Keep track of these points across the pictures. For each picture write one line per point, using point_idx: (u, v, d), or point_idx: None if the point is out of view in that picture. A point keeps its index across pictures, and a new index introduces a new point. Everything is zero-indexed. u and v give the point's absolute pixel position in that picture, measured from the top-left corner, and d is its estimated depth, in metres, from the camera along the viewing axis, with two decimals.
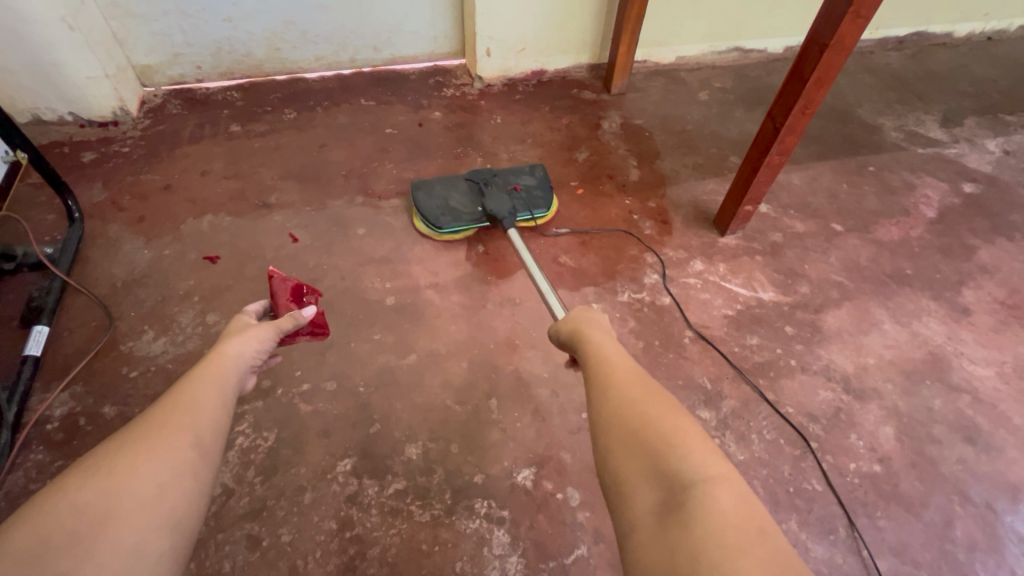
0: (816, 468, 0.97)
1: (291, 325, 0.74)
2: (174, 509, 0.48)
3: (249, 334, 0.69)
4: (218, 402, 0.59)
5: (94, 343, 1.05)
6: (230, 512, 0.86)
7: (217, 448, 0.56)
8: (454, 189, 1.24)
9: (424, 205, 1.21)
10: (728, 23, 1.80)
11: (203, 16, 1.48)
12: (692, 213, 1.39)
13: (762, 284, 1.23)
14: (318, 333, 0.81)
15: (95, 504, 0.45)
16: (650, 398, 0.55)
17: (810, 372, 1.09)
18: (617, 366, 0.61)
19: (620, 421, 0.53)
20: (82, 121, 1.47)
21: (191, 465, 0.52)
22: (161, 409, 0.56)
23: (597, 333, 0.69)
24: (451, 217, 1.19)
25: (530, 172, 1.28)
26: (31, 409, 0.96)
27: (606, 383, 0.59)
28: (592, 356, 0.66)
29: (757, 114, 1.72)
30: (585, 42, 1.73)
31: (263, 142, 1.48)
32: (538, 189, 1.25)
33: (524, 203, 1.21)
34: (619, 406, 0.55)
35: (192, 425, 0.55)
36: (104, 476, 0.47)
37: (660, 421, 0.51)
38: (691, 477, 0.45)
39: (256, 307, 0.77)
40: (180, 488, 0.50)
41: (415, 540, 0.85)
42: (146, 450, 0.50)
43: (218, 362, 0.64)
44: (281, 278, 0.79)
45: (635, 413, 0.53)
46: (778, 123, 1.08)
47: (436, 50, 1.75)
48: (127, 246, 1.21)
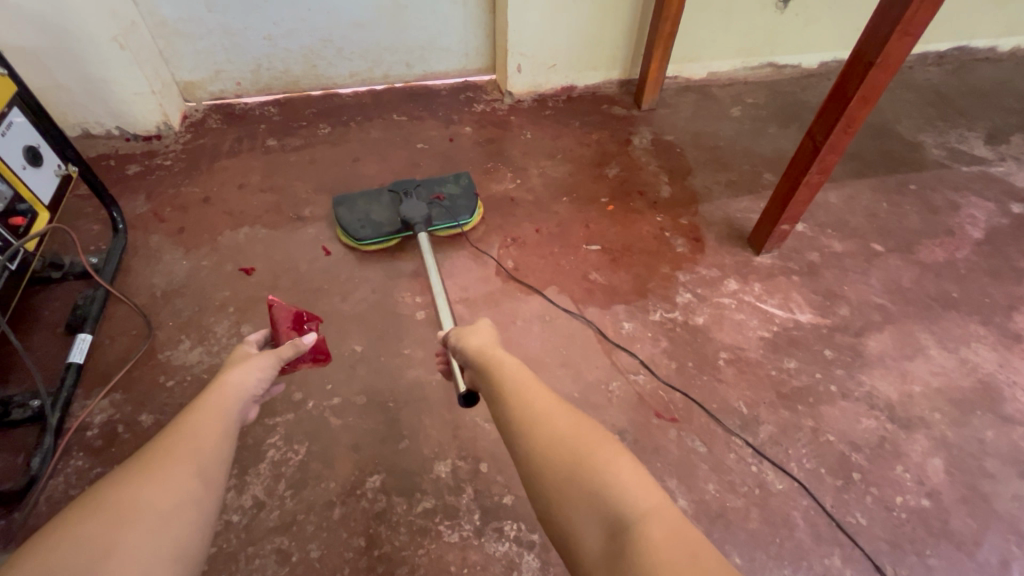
0: (859, 500, 0.92)
1: (292, 353, 0.73)
2: (177, 539, 0.48)
3: (252, 363, 0.68)
4: (222, 431, 0.59)
5: (134, 351, 1.08)
6: (260, 525, 0.86)
7: (221, 477, 0.56)
8: (377, 202, 1.28)
9: (346, 219, 1.24)
10: (761, 39, 1.78)
11: (245, 34, 1.53)
12: (725, 230, 1.36)
13: (799, 305, 1.20)
14: (319, 359, 0.81)
15: (98, 536, 0.45)
16: (572, 428, 0.55)
17: (852, 399, 1.04)
18: (534, 397, 0.60)
19: (545, 458, 0.52)
20: (128, 135, 1.52)
21: (193, 496, 0.52)
22: (165, 438, 0.56)
23: (512, 361, 0.67)
24: (371, 228, 1.22)
25: (453, 181, 1.32)
26: (73, 416, 0.99)
27: (523, 412, 0.58)
28: (501, 381, 0.64)
29: (791, 130, 1.69)
30: (615, 58, 1.73)
31: (298, 156, 1.51)
32: (461, 197, 1.29)
33: (444, 212, 1.25)
34: (539, 441, 0.54)
35: (196, 454, 0.55)
36: (107, 509, 0.47)
37: (579, 452, 0.51)
38: (630, 516, 0.45)
39: (258, 335, 0.78)
40: (183, 518, 0.50)
41: (443, 561, 0.83)
42: (151, 483, 0.50)
43: (221, 392, 0.63)
44: (281, 305, 0.79)
45: (559, 449, 0.52)
46: (819, 142, 1.06)
47: (468, 66, 1.77)
48: (167, 256, 1.24)
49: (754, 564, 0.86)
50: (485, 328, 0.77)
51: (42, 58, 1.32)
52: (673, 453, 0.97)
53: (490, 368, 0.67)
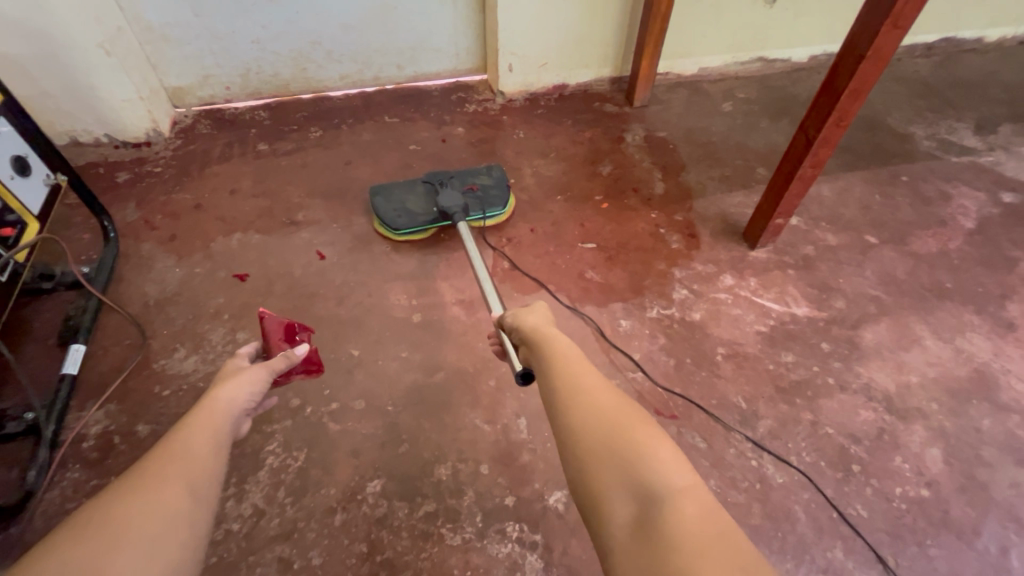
0: (859, 492, 0.93)
1: (284, 365, 0.72)
2: (171, 558, 0.47)
3: (243, 376, 0.67)
4: (214, 446, 0.58)
5: (127, 362, 1.06)
6: (261, 533, 0.85)
7: (214, 493, 0.55)
8: (412, 192, 1.27)
9: (382, 208, 1.24)
10: (751, 34, 1.79)
11: (232, 38, 1.52)
12: (720, 226, 1.36)
13: (796, 299, 1.20)
14: (312, 370, 0.81)
15: (88, 557, 0.43)
16: (617, 403, 0.55)
17: (850, 391, 1.05)
18: (575, 368, 0.61)
19: (586, 425, 0.52)
20: (116, 143, 1.51)
21: (185, 512, 0.50)
22: (156, 456, 0.54)
23: (558, 334, 0.68)
24: (408, 218, 1.23)
25: (486, 172, 1.31)
26: (67, 428, 0.97)
27: (570, 382, 0.58)
28: (550, 355, 0.65)
29: (783, 124, 1.70)
30: (607, 55, 1.73)
31: (290, 160, 1.50)
32: (494, 188, 1.29)
33: (477, 203, 1.26)
34: (583, 410, 0.54)
35: (187, 470, 0.54)
36: (100, 528, 0.46)
37: (620, 427, 0.51)
38: (663, 492, 0.46)
39: (250, 348, 0.77)
40: (175, 535, 0.48)
41: (446, 565, 0.83)
42: (142, 502, 0.49)
43: (213, 408, 0.62)
44: (273, 318, 0.79)
45: (601, 419, 0.53)
46: (811, 135, 1.06)
47: (459, 66, 1.76)
48: (160, 265, 1.23)
49: None
50: (543, 309, 0.77)
51: (27, 65, 1.30)
52: None
53: (542, 342, 0.68)
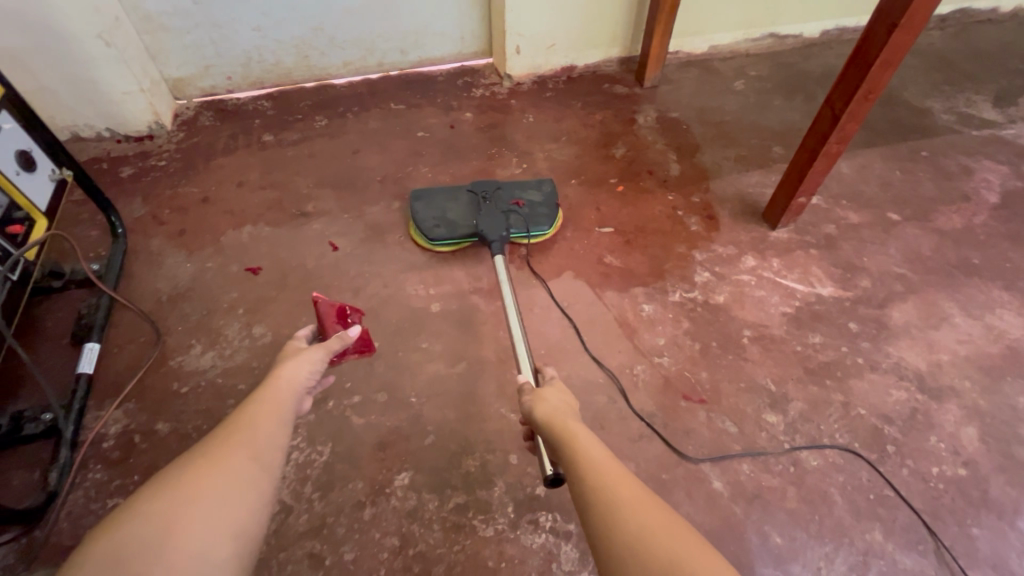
0: (896, 473, 0.91)
1: (339, 345, 0.70)
2: (239, 517, 0.47)
3: (303, 357, 0.66)
4: (280, 419, 0.58)
5: (144, 359, 1.04)
6: (290, 530, 0.84)
7: (280, 463, 0.54)
8: (455, 200, 1.21)
9: (420, 214, 1.19)
10: (762, 9, 1.74)
11: (233, 26, 1.48)
12: (739, 206, 1.33)
13: (820, 279, 1.18)
14: (365, 351, 0.80)
15: (162, 514, 0.44)
16: (662, 521, 0.49)
17: (880, 371, 1.03)
18: (612, 477, 0.54)
19: (634, 556, 0.46)
20: (119, 137, 1.47)
21: (251, 476, 0.50)
22: (225, 428, 0.55)
23: (584, 430, 0.62)
24: (446, 228, 1.16)
25: (536, 188, 1.24)
26: (87, 428, 0.96)
27: (605, 499, 0.52)
28: (575, 457, 0.59)
29: (797, 101, 1.66)
30: (616, 35, 1.68)
31: (297, 150, 1.47)
32: (542, 206, 1.22)
33: (522, 220, 1.18)
34: (627, 537, 0.48)
35: (252, 440, 0.53)
36: (173, 491, 0.46)
37: (673, 556, 0.45)
38: None
39: (306, 331, 0.75)
40: (240, 498, 0.48)
41: (480, 557, 0.82)
42: (210, 468, 0.49)
43: (275, 387, 0.61)
44: (326, 302, 0.77)
45: (649, 548, 0.46)
46: (838, 110, 1.03)
47: (464, 50, 1.72)
48: (170, 260, 1.21)
49: (795, 542, 0.85)
50: (554, 393, 0.72)
51: (25, 59, 1.27)
52: (703, 435, 0.95)
53: (563, 438, 0.62)
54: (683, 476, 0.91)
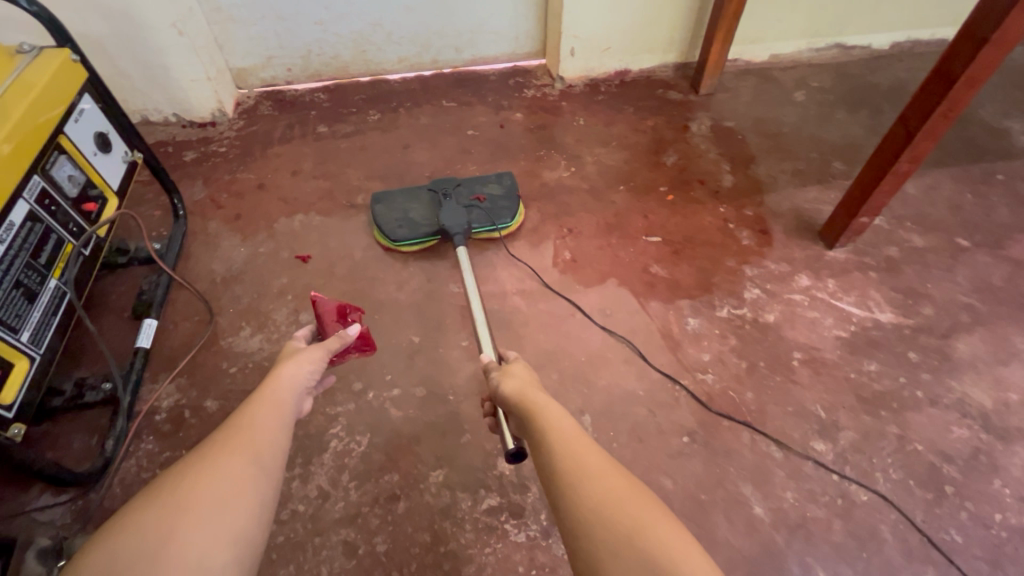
0: (953, 516, 0.86)
1: (337, 346, 0.71)
2: (238, 521, 0.47)
3: (302, 356, 0.67)
4: (279, 420, 0.58)
5: (197, 337, 1.09)
6: (327, 516, 0.86)
7: (280, 464, 0.54)
8: (415, 200, 1.22)
9: (382, 217, 1.19)
10: (830, 18, 1.68)
11: (297, 19, 1.52)
12: (794, 222, 1.29)
13: (879, 304, 1.12)
14: (366, 349, 0.80)
15: (159, 521, 0.44)
16: (623, 488, 0.49)
17: (940, 406, 0.97)
18: (577, 444, 0.55)
19: (594, 519, 0.46)
20: (184, 122, 1.54)
21: (251, 480, 0.50)
22: (224, 429, 0.55)
23: (551, 402, 0.62)
24: (408, 229, 1.16)
25: (495, 182, 1.25)
26: (142, 399, 1.00)
27: (567, 466, 0.52)
28: (543, 429, 0.59)
29: (862, 115, 1.58)
30: (673, 39, 1.65)
31: (349, 142, 1.50)
32: (502, 199, 1.23)
33: (484, 215, 1.19)
34: (587, 501, 0.48)
35: (251, 441, 0.53)
36: (168, 497, 0.46)
37: (634, 521, 0.46)
38: None
39: (304, 331, 0.77)
40: (240, 500, 0.48)
41: (511, 561, 0.82)
42: (207, 471, 0.49)
43: (275, 386, 0.62)
44: (325, 301, 0.78)
45: (610, 511, 0.47)
46: (913, 127, 0.98)
47: (517, 50, 1.72)
48: (225, 243, 1.25)
49: None
50: (521, 369, 0.72)
51: (105, 45, 1.33)
52: (746, 457, 0.92)
53: (532, 412, 0.62)
54: (723, 498, 0.88)
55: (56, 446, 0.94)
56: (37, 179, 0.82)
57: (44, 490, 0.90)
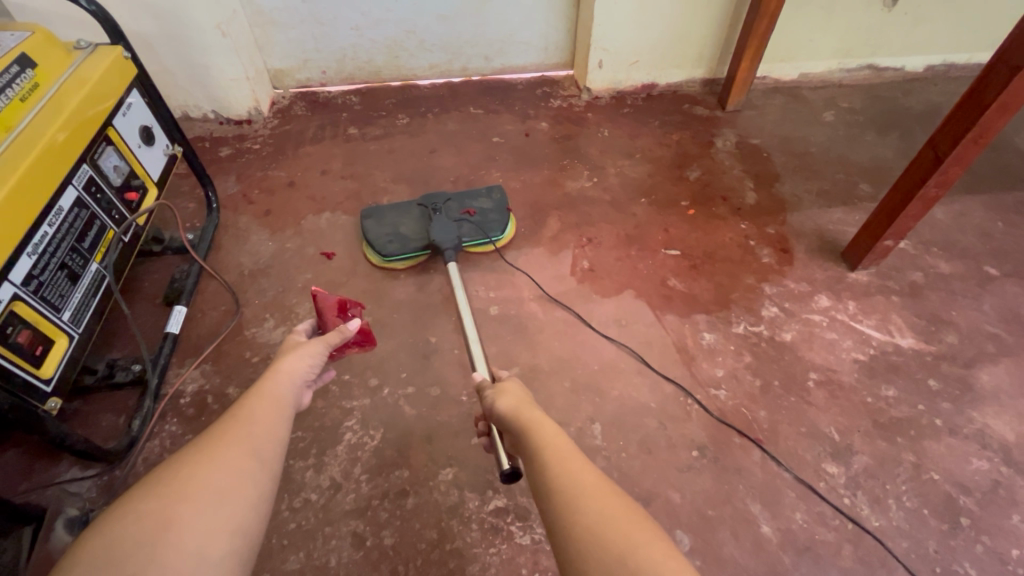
0: (968, 548, 0.84)
1: (337, 339, 0.73)
2: (236, 512, 0.49)
3: (303, 350, 0.69)
4: (277, 414, 0.60)
5: (223, 326, 1.12)
6: (338, 506, 0.88)
7: (278, 456, 0.56)
8: (405, 215, 1.22)
9: (372, 232, 1.19)
10: (863, 39, 1.67)
11: (334, 24, 1.57)
12: (817, 242, 1.28)
13: (900, 329, 1.11)
14: (366, 343, 0.82)
15: (158, 510, 0.46)
16: (617, 509, 0.50)
17: (960, 436, 0.96)
18: (572, 466, 0.55)
19: (588, 546, 0.47)
20: (222, 119, 1.60)
21: (248, 472, 0.52)
22: (225, 421, 0.57)
23: (546, 422, 0.63)
24: (399, 244, 1.17)
25: (486, 196, 1.26)
26: (168, 383, 1.04)
27: (562, 488, 0.53)
28: (538, 448, 0.60)
29: (892, 137, 1.57)
30: (702, 55, 1.66)
31: (378, 145, 1.54)
32: (493, 211, 1.24)
33: (475, 230, 1.20)
34: (580, 522, 0.49)
35: (249, 435, 0.56)
36: (168, 487, 0.48)
37: (626, 540, 0.46)
38: None
39: (306, 326, 0.79)
40: (239, 493, 0.50)
41: (515, 563, 0.82)
42: (205, 464, 0.51)
43: (275, 378, 0.65)
44: (325, 295, 0.79)
45: (603, 532, 0.47)
46: (942, 152, 0.97)
47: (546, 60, 1.75)
48: (255, 237, 1.29)
49: None
50: (515, 386, 0.73)
51: (153, 43, 1.40)
52: (756, 475, 0.92)
53: (527, 431, 0.63)
54: (731, 515, 0.88)
55: (86, 423, 0.98)
56: (86, 168, 0.87)
57: (72, 464, 0.94)
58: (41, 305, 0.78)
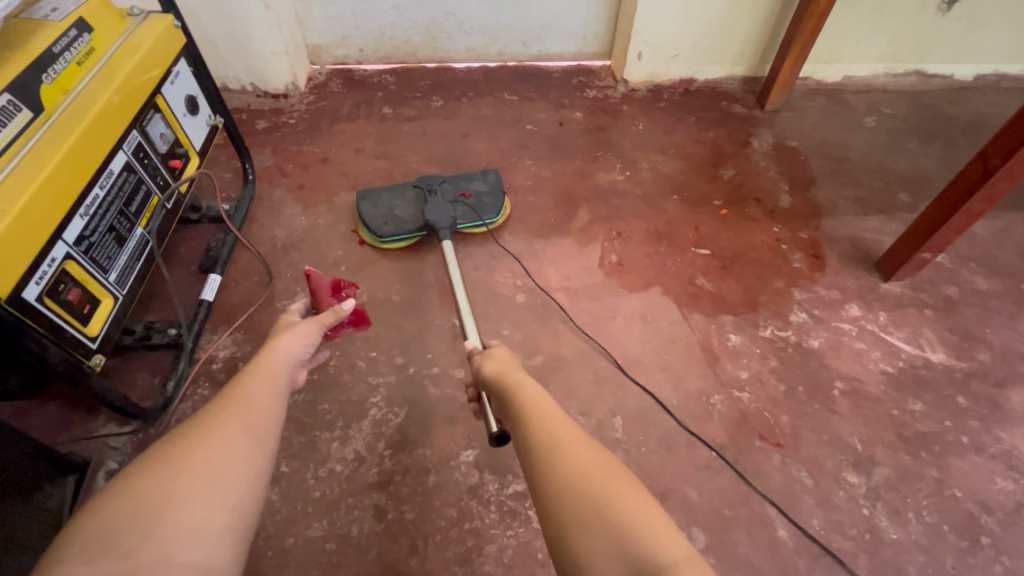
0: (986, 567, 0.84)
1: (331, 320, 0.75)
2: (234, 488, 0.49)
3: (297, 330, 0.71)
4: (272, 392, 0.61)
5: (255, 297, 1.15)
6: (361, 479, 0.90)
7: (274, 434, 0.57)
8: (401, 197, 1.23)
9: (368, 213, 1.20)
10: (912, 43, 1.62)
11: (375, 2, 1.57)
12: (851, 250, 1.26)
13: (931, 343, 1.09)
14: (360, 325, 0.83)
15: (155, 487, 0.46)
16: (597, 462, 0.53)
17: (986, 455, 0.95)
18: (554, 425, 0.59)
19: (567, 496, 0.50)
20: (259, 92, 1.61)
21: (246, 448, 0.52)
22: (221, 398, 0.58)
23: (531, 385, 0.66)
24: (394, 225, 1.17)
25: (481, 178, 1.27)
26: (202, 348, 1.07)
27: (543, 445, 0.56)
28: (522, 408, 0.63)
29: (935, 147, 1.52)
30: (744, 52, 1.62)
31: (411, 126, 1.54)
32: (488, 195, 1.24)
33: (470, 211, 1.21)
34: (559, 473, 0.52)
35: (247, 413, 0.56)
36: (164, 463, 0.48)
37: (603, 491, 0.50)
38: (661, 561, 0.43)
39: (300, 306, 0.81)
40: (237, 468, 0.50)
41: (530, 547, 0.84)
42: (203, 440, 0.51)
43: (270, 356, 0.66)
44: (319, 275, 0.82)
45: (582, 483, 0.50)
46: (992, 166, 0.96)
47: (584, 49, 1.73)
48: (288, 211, 1.31)
49: None
50: (504, 352, 0.75)
51: (199, 13, 1.41)
52: (775, 479, 0.92)
53: (513, 393, 0.66)
54: (747, 516, 0.88)
55: (124, 381, 1.02)
56: (135, 133, 0.89)
57: (109, 420, 0.97)
58: (90, 265, 0.80)
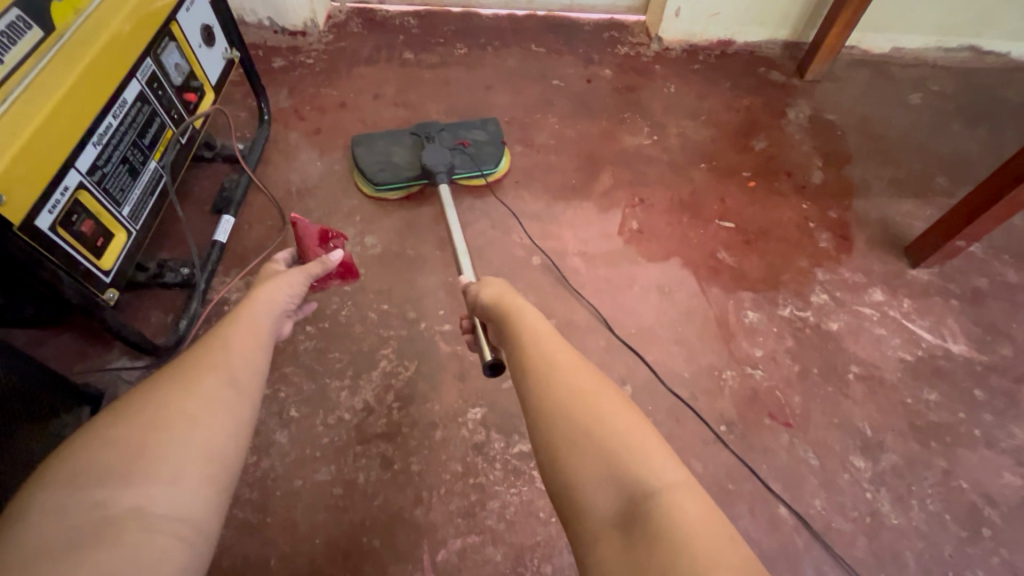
0: (983, 557, 0.85)
1: (319, 270, 0.74)
2: (211, 439, 0.48)
3: (281, 280, 0.68)
4: (254, 341, 0.59)
5: (269, 241, 1.14)
6: (368, 429, 0.91)
7: (256, 384, 0.55)
8: (398, 144, 1.18)
9: (363, 160, 1.16)
10: (971, 15, 1.51)
11: None
12: (881, 233, 1.21)
13: (953, 334, 1.06)
14: (347, 277, 0.82)
15: (130, 436, 0.45)
16: (592, 384, 0.53)
17: (997, 449, 0.94)
18: (548, 346, 0.58)
19: (559, 420, 0.50)
20: (276, 28, 1.54)
21: (226, 398, 0.51)
22: (201, 345, 0.56)
23: (527, 308, 0.65)
24: (391, 171, 1.14)
25: (481, 127, 1.22)
26: (214, 289, 1.06)
27: (537, 364, 0.55)
28: (518, 331, 0.62)
29: (981, 130, 1.45)
30: (789, 15, 1.53)
31: (433, 74, 1.48)
32: (487, 144, 1.20)
33: (468, 161, 1.17)
34: (551, 394, 0.52)
35: (227, 361, 0.54)
36: (140, 411, 0.47)
37: (595, 414, 0.49)
38: (651, 487, 0.44)
39: (285, 255, 0.79)
40: (216, 421, 0.49)
41: (533, 505, 0.86)
42: (182, 389, 0.50)
43: (253, 304, 0.63)
44: (305, 224, 0.79)
45: (576, 407, 0.50)
46: None
47: (619, 2, 1.63)
48: (304, 156, 1.28)
49: None
50: (499, 280, 0.73)
51: None
52: (781, 459, 0.92)
53: (510, 317, 0.65)
54: (750, 492, 0.89)
55: (138, 317, 1.02)
56: (149, 62, 0.85)
57: (123, 354, 0.98)
58: (103, 197, 0.79)
